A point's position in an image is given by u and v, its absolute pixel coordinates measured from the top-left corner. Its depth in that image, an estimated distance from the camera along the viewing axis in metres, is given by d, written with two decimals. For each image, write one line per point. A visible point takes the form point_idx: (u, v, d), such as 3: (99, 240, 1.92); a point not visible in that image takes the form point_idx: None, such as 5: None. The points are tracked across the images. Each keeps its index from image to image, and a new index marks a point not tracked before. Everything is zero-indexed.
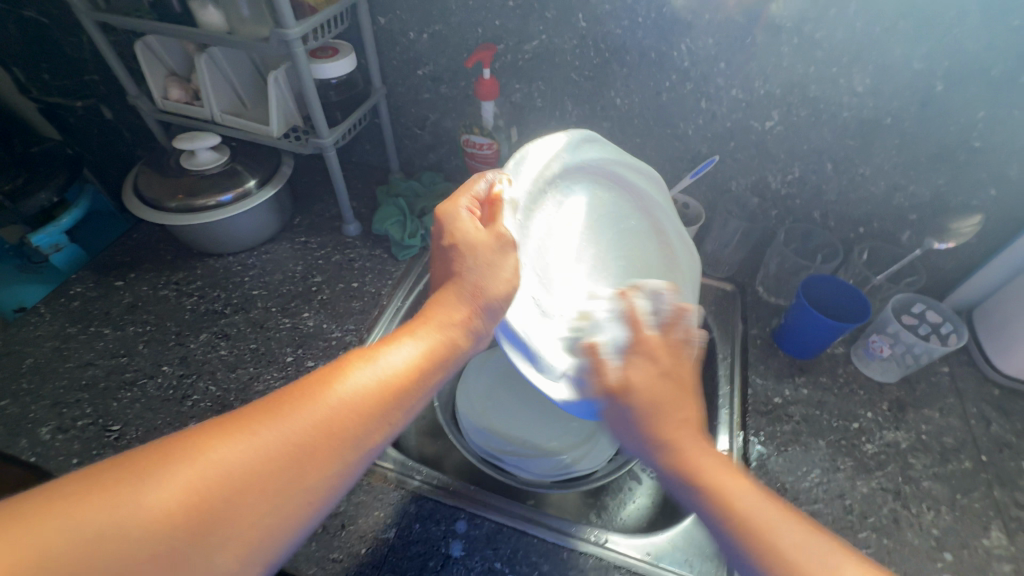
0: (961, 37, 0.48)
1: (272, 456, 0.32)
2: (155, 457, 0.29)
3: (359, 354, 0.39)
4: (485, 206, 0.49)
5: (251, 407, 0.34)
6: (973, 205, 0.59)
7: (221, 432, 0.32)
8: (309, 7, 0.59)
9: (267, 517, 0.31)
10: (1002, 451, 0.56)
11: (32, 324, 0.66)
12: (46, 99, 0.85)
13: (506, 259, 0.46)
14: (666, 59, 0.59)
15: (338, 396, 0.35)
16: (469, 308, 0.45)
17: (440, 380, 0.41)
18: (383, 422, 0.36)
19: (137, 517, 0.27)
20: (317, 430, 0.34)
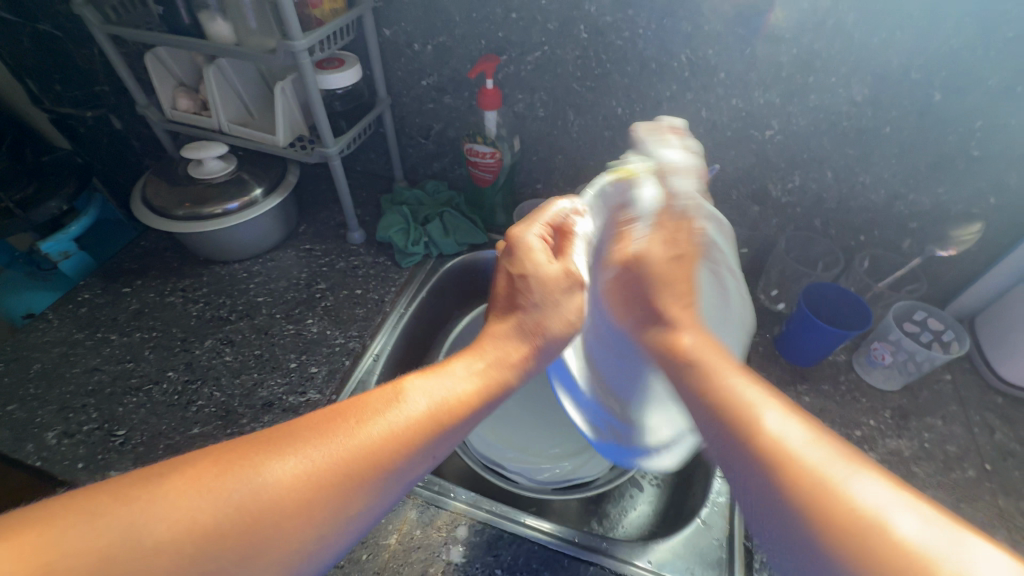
0: (958, 48, 0.49)
1: (322, 479, 0.31)
2: (210, 469, 0.29)
3: (410, 381, 0.38)
4: (557, 236, 0.53)
5: (305, 427, 0.33)
6: (973, 213, 0.59)
7: (265, 450, 0.31)
8: (316, 20, 0.60)
9: (305, 541, 0.29)
10: (1006, 460, 0.56)
11: (40, 329, 0.67)
12: (57, 109, 0.86)
13: (571, 300, 0.48)
14: (667, 69, 0.60)
15: (390, 423, 0.34)
16: (529, 345, 0.44)
17: (487, 409, 0.40)
18: (428, 454, 0.35)
19: (176, 529, 0.27)
20: (367, 457, 0.33)
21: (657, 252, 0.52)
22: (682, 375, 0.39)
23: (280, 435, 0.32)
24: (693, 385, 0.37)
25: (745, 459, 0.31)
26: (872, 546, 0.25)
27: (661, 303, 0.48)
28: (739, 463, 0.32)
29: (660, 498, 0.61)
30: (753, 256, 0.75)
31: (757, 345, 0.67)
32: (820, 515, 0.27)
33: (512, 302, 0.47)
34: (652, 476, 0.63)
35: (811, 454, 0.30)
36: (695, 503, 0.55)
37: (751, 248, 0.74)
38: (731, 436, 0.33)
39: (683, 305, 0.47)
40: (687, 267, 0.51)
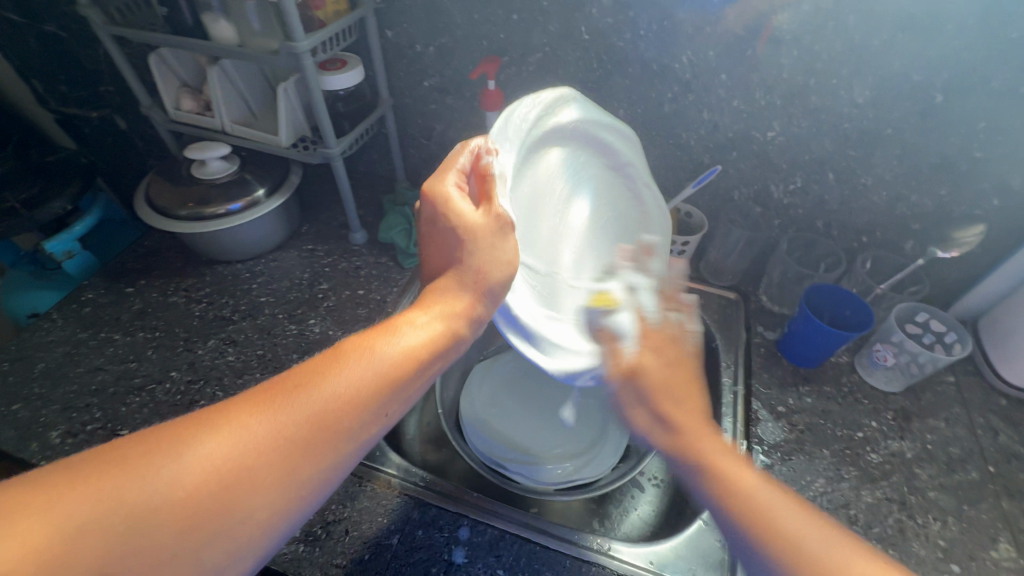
0: (960, 49, 0.49)
1: (265, 447, 0.31)
2: (140, 448, 0.28)
3: (355, 344, 0.38)
4: (474, 180, 0.46)
5: (241, 400, 0.32)
6: (975, 214, 0.59)
7: (212, 423, 0.30)
8: (319, 22, 0.61)
9: (263, 506, 0.30)
10: (1010, 462, 0.56)
11: (45, 329, 0.67)
12: (62, 110, 0.88)
13: (506, 242, 0.43)
14: (668, 71, 0.60)
15: (333, 386, 0.35)
16: (472, 298, 0.43)
17: (434, 369, 0.40)
18: (378, 413, 0.36)
19: (126, 508, 0.26)
20: (312, 421, 0.33)
21: (650, 361, 0.47)
22: (702, 478, 0.39)
23: (214, 411, 0.31)
24: (710, 489, 0.38)
25: (774, 570, 0.33)
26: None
27: (666, 407, 0.44)
28: (773, 575, 0.34)
29: (661, 498, 0.62)
30: (755, 257, 0.75)
31: (759, 346, 0.67)
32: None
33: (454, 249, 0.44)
34: (654, 477, 0.64)
35: (818, 540, 0.34)
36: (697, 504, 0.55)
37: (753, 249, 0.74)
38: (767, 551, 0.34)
39: (690, 410, 0.44)
40: (683, 368, 0.48)
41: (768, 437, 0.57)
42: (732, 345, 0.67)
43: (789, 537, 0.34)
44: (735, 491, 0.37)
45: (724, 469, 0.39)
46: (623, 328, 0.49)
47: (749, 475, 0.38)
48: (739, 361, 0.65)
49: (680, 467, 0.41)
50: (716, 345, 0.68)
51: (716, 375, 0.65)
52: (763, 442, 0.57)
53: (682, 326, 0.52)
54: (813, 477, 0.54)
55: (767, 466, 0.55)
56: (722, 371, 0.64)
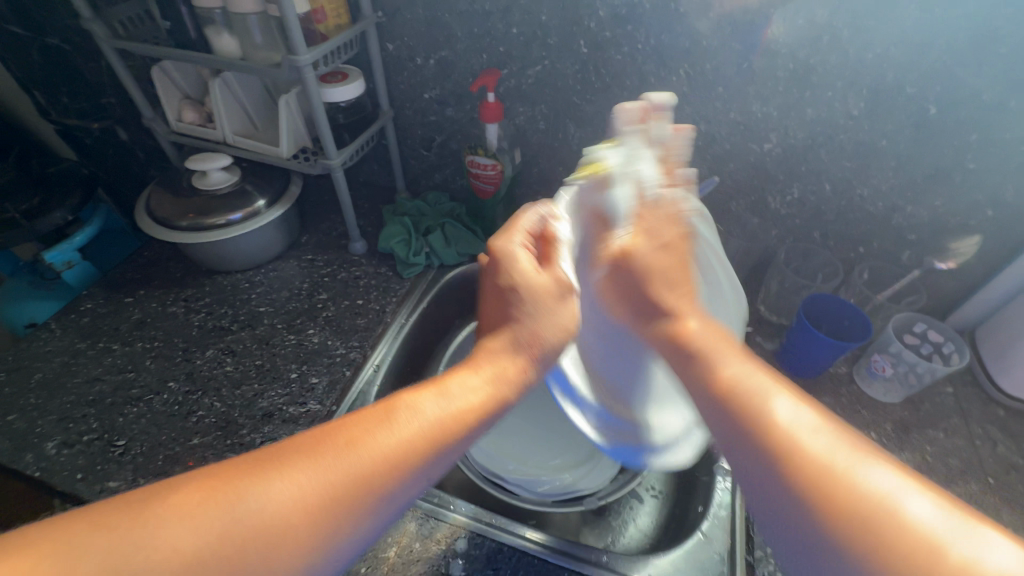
0: (952, 64, 0.50)
1: (309, 504, 0.30)
2: (190, 491, 0.29)
3: (405, 399, 0.37)
4: (539, 244, 0.50)
5: (294, 447, 0.32)
6: (971, 225, 0.59)
7: (255, 475, 0.30)
8: (320, 35, 0.62)
9: (297, 565, 0.29)
10: (1009, 473, 0.56)
11: (42, 339, 0.67)
12: (64, 121, 0.88)
13: (564, 308, 0.45)
14: (666, 84, 0.61)
15: (383, 446, 0.34)
16: (525, 359, 0.42)
17: (482, 427, 0.38)
18: (421, 477, 0.34)
19: (161, 554, 0.26)
20: (355, 481, 0.32)
21: (652, 252, 0.50)
22: (689, 364, 0.39)
23: (268, 457, 0.32)
24: (695, 373, 0.38)
25: (744, 447, 0.32)
26: (901, 546, 0.25)
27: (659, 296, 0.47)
28: (746, 454, 0.32)
29: (661, 510, 0.61)
30: (753, 267, 0.75)
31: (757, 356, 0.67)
32: (833, 503, 0.28)
33: (506, 309, 0.45)
34: (653, 489, 0.63)
35: (817, 440, 0.31)
36: (697, 516, 0.54)
37: (751, 260, 0.74)
38: (744, 430, 0.33)
39: (682, 297, 0.46)
40: (675, 252, 0.50)
41: None
42: None
43: (746, 404, 0.34)
44: (721, 378, 0.36)
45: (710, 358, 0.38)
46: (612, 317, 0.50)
47: (743, 363, 0.37)
48: None
49: (668, 355, 0.42)
50: None
51: None
52: None
53: (679, 208, 0.51)
54: None
55: None
56: None
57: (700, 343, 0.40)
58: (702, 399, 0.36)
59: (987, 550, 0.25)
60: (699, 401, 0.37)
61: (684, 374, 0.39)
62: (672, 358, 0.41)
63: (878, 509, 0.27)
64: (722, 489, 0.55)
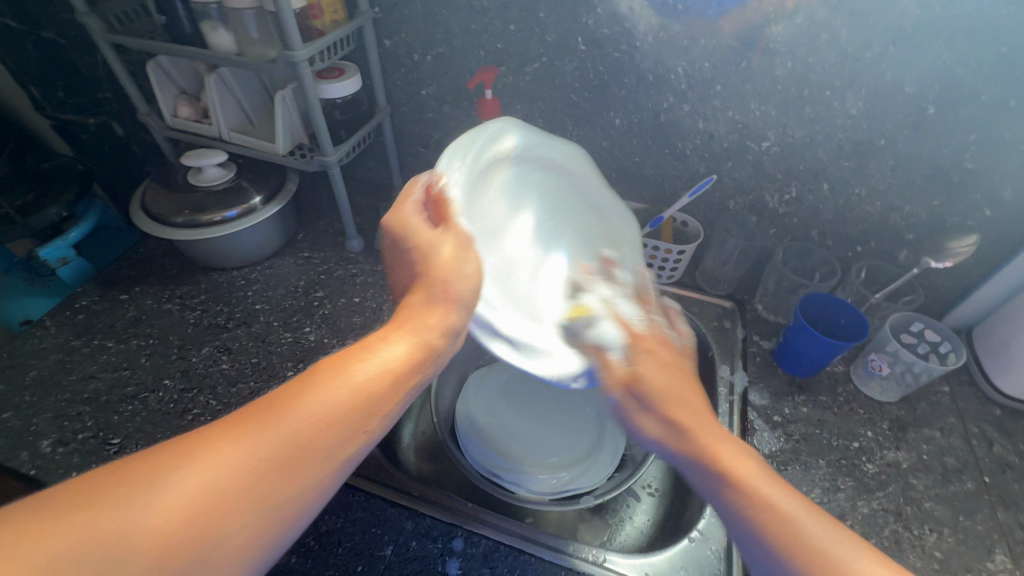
0: (951, 62, 0.50)
1: (240, 473, 0.29)
2: (108, 481, 0.27)
3: (335, 362, 0.36)
4: (430, 207, 0.47)
5: (216, 424, 0.31)
6: (968, 225, 0.59)
7: (183, 453, 0.29)
8: (317, 31, 0.62)
9: (244, 533, 0.28)
10: (1005, 472, 0.56)
11: (37, 336, 0.67)
12: (59, 116, 0.87)
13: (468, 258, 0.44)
14: (664, 81, 0.61)
15: (312, 407, 0.33)
16: (443, 314, 0.41)
17: (418, 379, 0.38)
18: (359, 428, 0.34)
19: (94, 543, 0.25)
20: (287, 442, 0.31)
21: (652, 368, 0.44)
22: (702, 474, 0.37)
23: (187, 438, 0.30)
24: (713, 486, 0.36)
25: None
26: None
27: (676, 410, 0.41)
28: None
29: (657, 508, 0.61)
30: (751, 266, 0.75)
31: (755, 355, 0.67)
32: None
33: (417, 272, 0.45)
34: (649, 486, 0.63)
35: (854, 561, 0.30)
36: (693, 514, 0.55)
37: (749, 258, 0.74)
38: (786, 562, 0.31)
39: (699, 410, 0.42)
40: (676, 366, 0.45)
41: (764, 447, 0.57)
42: (728, 354, 0.68)
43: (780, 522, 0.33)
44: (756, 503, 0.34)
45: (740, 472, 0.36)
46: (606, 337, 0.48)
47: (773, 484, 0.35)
48: (735, 370, 0.65)
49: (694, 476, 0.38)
50: (712, 354, 0.68)
51: (712, 384, 0.65)
52: (760, 452, 0.57)
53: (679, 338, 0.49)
54: (809, 488, 0.54)
55: None
56: (718, 381, 0.64)
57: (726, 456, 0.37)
58: (728, 518, 0.35)
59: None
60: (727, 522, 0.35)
61: (716, 497, 0.36)
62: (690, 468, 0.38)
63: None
64: None
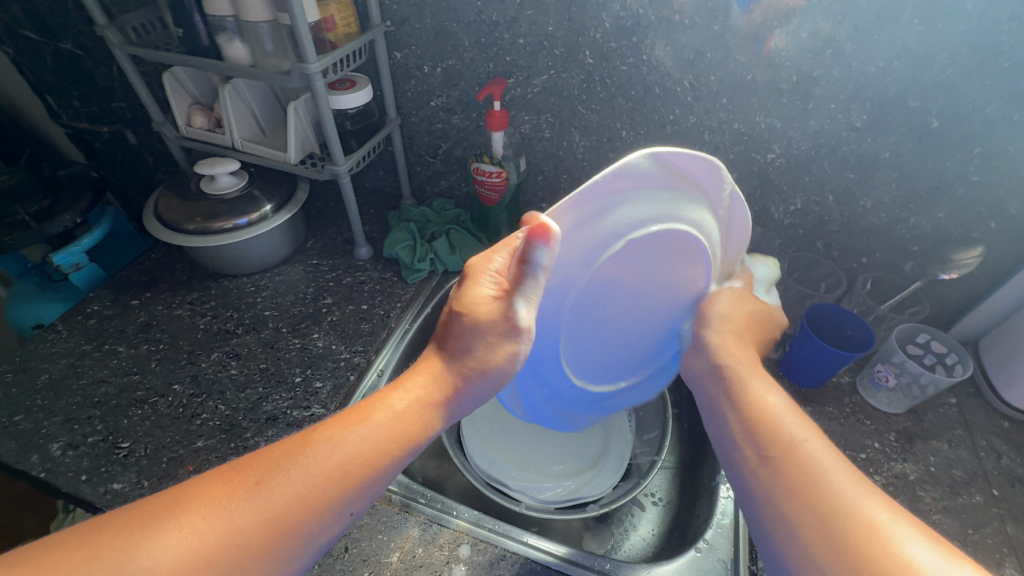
0: (955, 78, 0.50)
1: (207, 554, 0.31)
2: (76, 558, 0.29)
3: (319, 439, 0.37)
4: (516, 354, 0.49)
5: (195, 493, 0.33)
6: (973, 237, 0.60)
7: (152, 530, 0.31)
8: (330, 44, 0.63)
9: None
10: (1014, 485, 0.56)
11: (49, 340, 0.68)
12: (74, 124, 0.90)
13: (508, 345, 0.44)
14: (670, 94, 0.62)
15: (290, 487, 0.34)
16: (453, 385, 0.43)
17: (402, 458, 0.39)
18: (334, 512, 0.35)
19: None
20: (263, 520, 0.33)
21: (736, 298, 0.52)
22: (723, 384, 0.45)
23: (165, 508, 0.32)
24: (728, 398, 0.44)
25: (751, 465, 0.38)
26: (877, 553, 0.30)
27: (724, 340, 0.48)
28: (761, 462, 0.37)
29: (662, 518, 0.61)
30: None
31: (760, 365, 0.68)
32: (816, 501, 0.33)
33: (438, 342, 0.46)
34: (655, 496, 0.63)
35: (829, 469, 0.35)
36: (700, 524, 0.54)
37: None
38: (762, 449, 0.38)
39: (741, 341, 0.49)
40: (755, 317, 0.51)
41: None
42: None
43: (774, 428, 0.39)
44: (747, 411, 0.41)
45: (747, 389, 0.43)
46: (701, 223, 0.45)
47: (771, 394, 0.43)
48: None
49: (705, 392, 0.47)
50: None
51: None
52: None
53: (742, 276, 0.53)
54: None
55: None
56: None
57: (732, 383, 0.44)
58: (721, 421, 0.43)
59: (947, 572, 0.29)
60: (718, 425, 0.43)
61: (716, 401, 0.45)
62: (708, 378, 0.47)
63: (853, 516, 0.32)
64: (726, 498, 0.54)
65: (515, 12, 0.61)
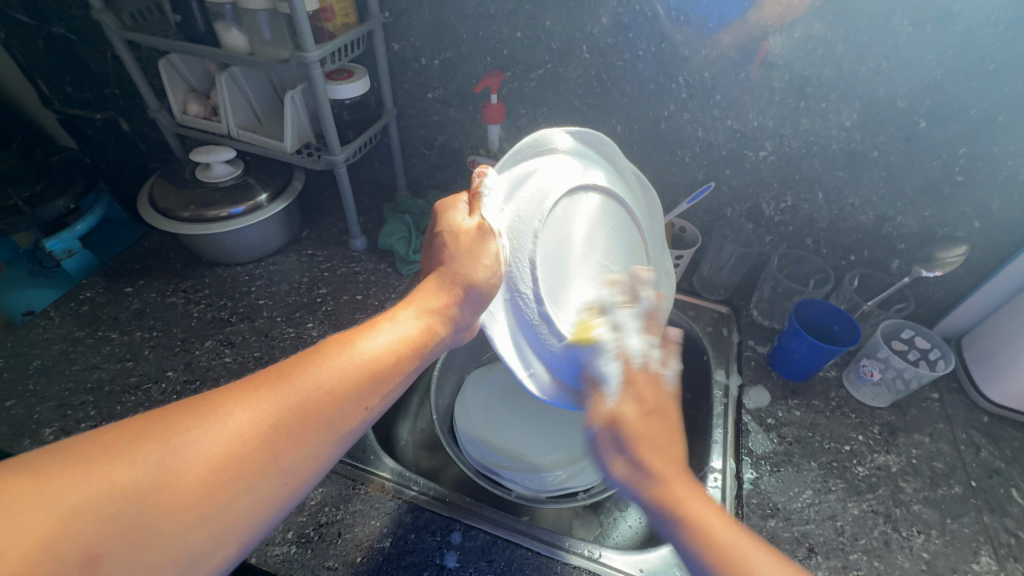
0: (941, 79, 0.52)
1: (253, 434, 0.31)
2: (120, 437, 0.28)
3: (340, 338, 0.39)
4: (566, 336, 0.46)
5: (226, 389, 0.33)
6: (958, 236, 0.61)
7: (195, 413, 0.30)
8: (329, 33, 0.63)
9: (242, 498, 0.30)
10: (992, 478, 0.57)
11: (41, 326, 0.67)
12: (66, 111, 0.88)
13: (487, 247, 0.45)
14: (665, 91, 0.62)
15: (318, 376, 0.35)
16: (451, 294, 0.46)
17: (417, 364, 0.42)
18: (360, 405, 0.36)
19: (111, 494, 0.26)
20: (294, 409, 0.33)
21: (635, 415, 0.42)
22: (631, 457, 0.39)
23: (201, 398, 0.31)
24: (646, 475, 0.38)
25: None
26: None
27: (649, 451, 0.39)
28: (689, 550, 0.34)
29: None
30: (746, 272, 0.76)
31: (749, 359, 0.69)
32: None
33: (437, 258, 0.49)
34: None
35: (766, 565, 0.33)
36: None
37: (745, 265, 0.75)
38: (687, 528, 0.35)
39: (672, 453, 0.40)
40: (667, 418, 0.43)
41: (761, 454, 0.58)
42: (724, 358, 0.69)
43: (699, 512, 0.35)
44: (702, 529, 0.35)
45: (729, 550, 0.34)
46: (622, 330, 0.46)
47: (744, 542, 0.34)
48: (732, 372, 0.67)
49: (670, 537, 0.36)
50: (708, 359, 0.69)
51: (708, 385, 0.67)
52: (754, 455, 0.58)
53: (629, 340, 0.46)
54: (801, 489, 0.55)
55: (755, 479, 0.56)
56: (714, 385, 0.66)
57: (647, 445, 0.40)
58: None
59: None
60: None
61: (631, 477, 0.39)
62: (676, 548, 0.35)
63: None
64: (714, 488, 0.56)
65: (513, 6, 0.62)
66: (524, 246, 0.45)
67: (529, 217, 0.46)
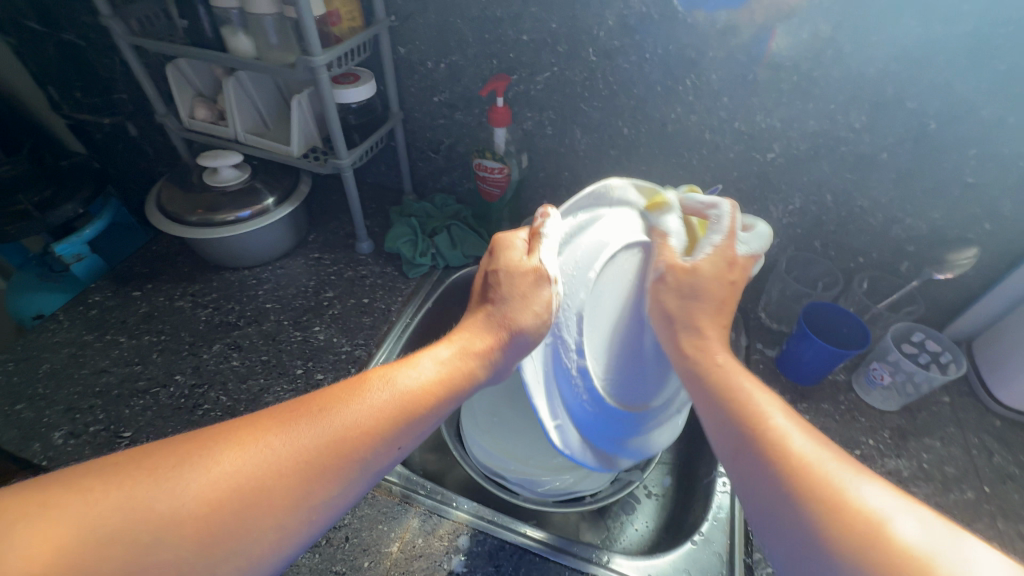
0: (951, 80, 0.51)
1: (284, 466, 0.32)
2: (166, 460, 0.30)
3: (378, 373, 0.40)
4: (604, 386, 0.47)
5: (268, 418, 0.34)
6: (969, 238, 0.60)
7: (235, 441, 0.32)
8: (335, 38, 0.63)
9: (269, 531, 0.31)
10: (1005, 483, 0.56)
11: (50, 330, 0.68)
12: (75, 116, 0.89)
13: (539, 293, 0.47)
14: (672, 93, 0.62)
15: (351, 414, 0.36)
16: (495, 337, 0.47)
17: (451, 403, 0.42)
18: (390, 445, 0.37)
19: (153, 513, 0.28)
20: (326, 445, 0.34)
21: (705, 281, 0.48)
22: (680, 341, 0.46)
23: (244, 424, 0.34)
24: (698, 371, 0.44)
25: (764, 477, 0.35)
26: (858, 527, 0.29)
27: (698, 319, 0.47)
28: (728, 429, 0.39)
29: (658, 513, 0.62)
30: (754, 275, 0.76)
31: (757, 362, 0.69)
32: (788, 470, 0.34)
33: (485, 295, 0.51)
34: (649, 489, 0.64)
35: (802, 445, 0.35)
36: (696, 519, 0.55)
37: (753, 268, 0.75)
38: (728, 410, 0.40)
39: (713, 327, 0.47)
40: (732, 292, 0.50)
41: None
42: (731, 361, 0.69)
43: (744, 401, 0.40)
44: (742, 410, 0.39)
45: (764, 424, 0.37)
46: (672, 229, 0.50)
47: (766, 399, 0.40)
48: None
49: (695, 391, 0.43)
50: None
51: None
52: None
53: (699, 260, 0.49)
54: None
55: None
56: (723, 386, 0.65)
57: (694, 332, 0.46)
58: (720, 421, 0.40)
59: (982, 559, 0.27)
60: (715, 424, 0.40)
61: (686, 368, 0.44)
62: (700, 391, 0.42)
63: (820, 483, 0.32)
64: (722, 492, 0.55)
65: (519, 9, 0.62)
66: (576, 297, 0.47)
67: (581, 269, 0.48)
